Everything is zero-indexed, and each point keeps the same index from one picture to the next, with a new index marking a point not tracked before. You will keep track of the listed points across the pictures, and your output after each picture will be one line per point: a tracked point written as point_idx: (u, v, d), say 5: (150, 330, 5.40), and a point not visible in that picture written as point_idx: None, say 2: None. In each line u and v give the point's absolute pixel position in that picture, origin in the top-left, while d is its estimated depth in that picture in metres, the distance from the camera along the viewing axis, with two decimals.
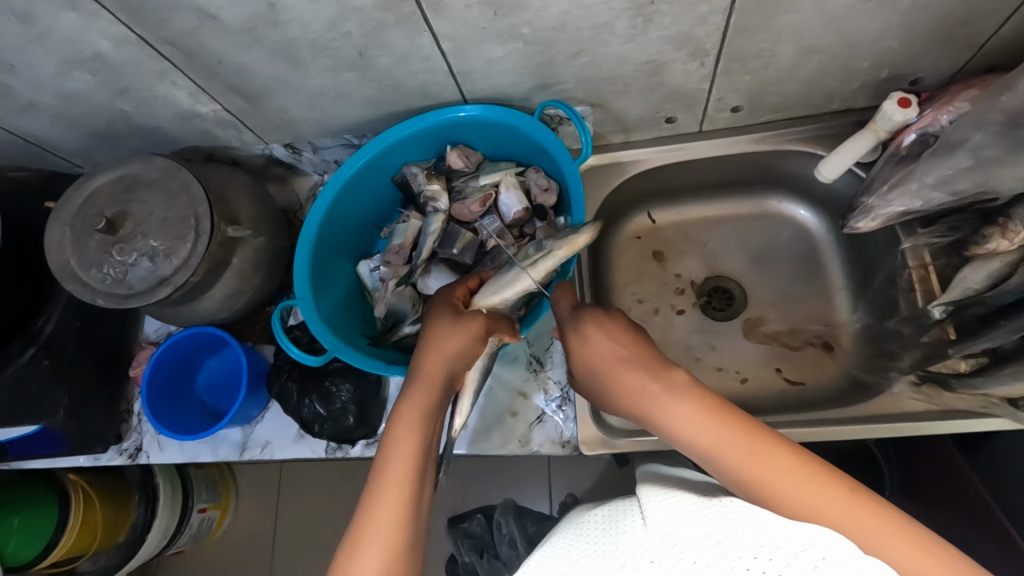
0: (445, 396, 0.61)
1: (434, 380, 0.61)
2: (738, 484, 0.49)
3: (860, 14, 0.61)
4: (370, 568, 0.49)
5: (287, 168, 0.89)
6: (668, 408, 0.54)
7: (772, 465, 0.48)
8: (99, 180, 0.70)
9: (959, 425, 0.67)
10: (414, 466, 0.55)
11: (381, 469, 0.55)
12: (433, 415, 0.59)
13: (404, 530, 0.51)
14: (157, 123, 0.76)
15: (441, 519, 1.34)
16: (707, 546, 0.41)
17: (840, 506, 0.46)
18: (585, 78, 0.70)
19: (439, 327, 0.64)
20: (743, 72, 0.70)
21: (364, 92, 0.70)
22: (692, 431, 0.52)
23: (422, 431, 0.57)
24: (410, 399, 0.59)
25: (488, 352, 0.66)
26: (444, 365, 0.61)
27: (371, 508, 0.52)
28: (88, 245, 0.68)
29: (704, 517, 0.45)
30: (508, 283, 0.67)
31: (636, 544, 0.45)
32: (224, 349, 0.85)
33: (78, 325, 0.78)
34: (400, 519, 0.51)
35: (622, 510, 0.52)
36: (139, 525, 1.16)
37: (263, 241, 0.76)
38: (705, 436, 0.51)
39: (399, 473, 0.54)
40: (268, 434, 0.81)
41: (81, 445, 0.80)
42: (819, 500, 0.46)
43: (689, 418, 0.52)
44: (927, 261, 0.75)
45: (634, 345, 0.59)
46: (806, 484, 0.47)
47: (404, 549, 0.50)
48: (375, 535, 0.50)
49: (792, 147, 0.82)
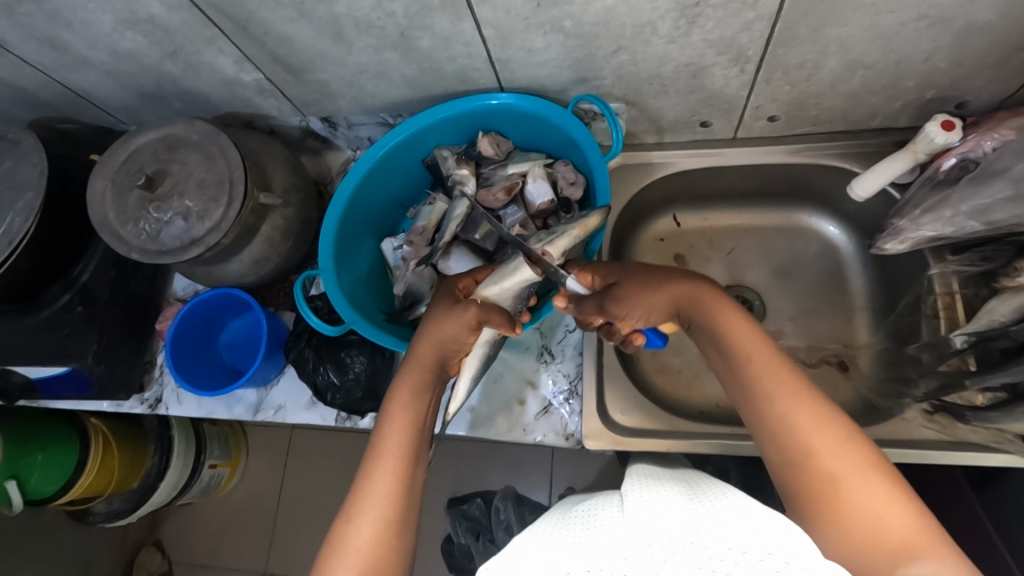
0: (437, 377, 0.63)
1: (428, 362, 0.63)
2: (745, 380, 0.56)
3: (910, 32, 0.60)
4: (367, 534, 0.51)
5: (322, 141, 0.91)
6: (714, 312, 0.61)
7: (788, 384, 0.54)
8: (142, 138, 0.73)
9: (967, 458, 0.67)
10: (407, 443, 0.57)
11: (375, 449, 0.57)
12: (425, 395, 0.61)
13: (398, 504, 0.54)
14: (201, 88, 0.78)
15: (440, 499, 1.37)
16: (677, 544, 0.43)
17: (843, 453, 0.49)
18: (623, 76, 0.70)
19: (444, 316, 0.64)
20: (784, 82, 0.69)
21: (403, 72, 0.71)
22: (733, 335, 0.58)
23: (412, 413, 0.59)
24: (402, 380, 0.62)
25: (485, 339, 0.68)
26: (439, 350, 0.63)
27: (365, 484, 0.55)
28: (128, 201, 0.71)
29: (675, 511, 0.47)
30: (509, 274, 0.67)
31: (608, 534, 0.46)
32: (247, 312, 0.87)
33: (113, 276, 0.82)
34: (394, 493, 0.54)
35: (599, 500, 0.54)
36: (153, 473, 1.22)
37: (293, 211, 0.78)
38: (738, 343, 0.58)
39: (393, 449, 0.57)
40: (283, 399, 0.83)
41: (105, 391, 0.83)
42: (834, 450, 0.49)
43: (730, 324, 0.59)
44: (954, 289, 0.73)
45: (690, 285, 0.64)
46: (805, 407, 0.52)
47: (397, 522, 0.53)
48: (370, 508, 0.53)
49: (827, 161, 0.81)
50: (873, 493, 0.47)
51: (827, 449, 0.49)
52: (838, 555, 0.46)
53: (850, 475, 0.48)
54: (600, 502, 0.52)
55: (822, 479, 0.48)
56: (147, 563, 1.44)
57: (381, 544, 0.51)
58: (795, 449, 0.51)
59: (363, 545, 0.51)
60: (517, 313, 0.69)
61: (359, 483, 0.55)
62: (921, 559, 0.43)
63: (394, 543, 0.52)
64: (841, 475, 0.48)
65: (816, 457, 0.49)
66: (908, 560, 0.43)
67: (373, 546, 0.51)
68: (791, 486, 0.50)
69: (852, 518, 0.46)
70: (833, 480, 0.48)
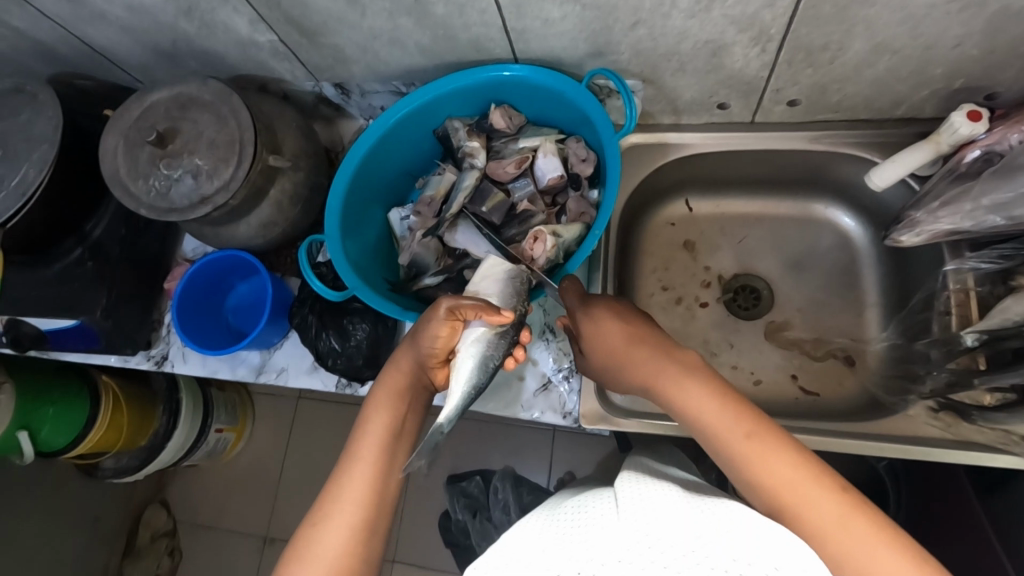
0: (418, 384, 0.64)
1: (405, 367, 0.64)
2: (736, 465, 0.52)
3: (940, 15, 0.58)
4: (336, 541, 0.53)
5: (335, 108, 0.90)
6: (681, 384, 0.57)
7: (774, 454, 0.51)
8: (155, 95, 0.73)
9: (972, 457, 0.65)
10: (381, 447, 0.58)
11: (351, 450, 0.58)
12: (406, 398, 0.62)
13: (369, 511, 0.54)
14: (216, 48, 0.78)
15: (440, 474, 1.38)
16: (680, 551, 0.43)
17: (792, 474, 0.50)
18: (641, 51, 0.68)
19: (424, 318, 0.62)
20: (806, 65, 0.67)
21: (417, 40, 0.71)
22: (665, 378, 0.59)
23: (390, 416, 0.60)
24: (381, 385, 0.63)
25: (479, 336, 0.62)
26: (416, 351, 0.63)
27: (337, 488, 0.56)
28: (138, 157, 0.71)
29: (672, 513, 0.47)
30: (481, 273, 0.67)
31: (600, 530, 0.47)
32: (254, 276, 0.88)
33: (124, 232, 0.83)
34: (364, 500, 0.55)
35: (590, 495, 0.54)
36: (161, 432, 1.25)
37: (302, 175, 0.78)
38: (715, 421, 0.54)
39: (368, 455, 0.57)
40: (285, 362, 0.84)
41: (113, 345, 0.85)
42: (783, 473, 0.50)
43: (706, 399, 0.55)
44: (969, 286, 0.71)
45: (657, 338, 0.62)
46: (802, 483, 0.49)
47: (367, 529, 0.54)
48: (339, 514, 0.54)
49: (846, 150, 0.79)
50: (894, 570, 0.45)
51: (838, 526, 0.47)
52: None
53: (870, 552, 0.46)
54: (592, 497, 0.53)
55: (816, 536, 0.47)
56: (152, 521, 1.48)
57: (346, 549, 0.52)
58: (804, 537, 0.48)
59: (328, 552, 0.52)
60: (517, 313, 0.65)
61: (331, 488, 0.56)
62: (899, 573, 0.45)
63: (361, 549, 0.53)
64: (861, 558, 0.46)
65: (833, 543, 0.47)
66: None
67: (337, 552, 0.52)
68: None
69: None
70: (856, 572, 0.45)
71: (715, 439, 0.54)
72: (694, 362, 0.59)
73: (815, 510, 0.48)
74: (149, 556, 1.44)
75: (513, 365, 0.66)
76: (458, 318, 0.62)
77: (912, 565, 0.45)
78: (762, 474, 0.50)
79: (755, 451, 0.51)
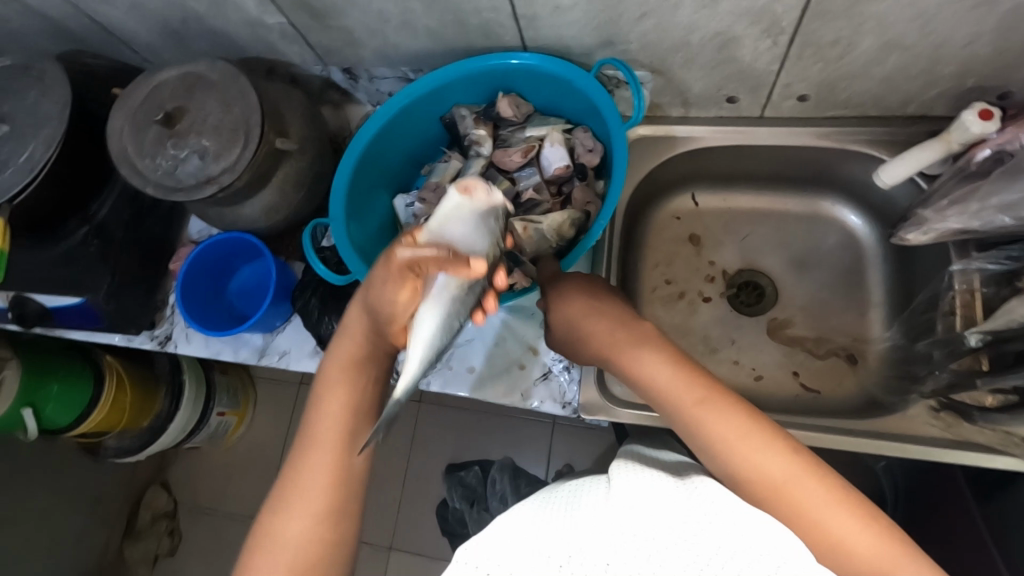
0: (374, 348, 0.61)
1: (358, 336, 0.60)
2: (688, 430, 0.53)
3: (954, 12, 0.58)
4: (299, 523, 0.52)
5: (343, 93, 0.90)
6: (636, 354, 0.57)
7: (728, 418, 0.51)
8: (164, 74, 0.73)
9: (966, 457, 0.66)
10: (339, 425, 0.57)
11: (307, 432, 0.57)
12: (361, 370, 0.60)
13: (332, 494, 0.53)
14: (225, 29, 0.78)
15: (439, 465, 1.39)
16: (663, 543, 0.43)
17: (747, 437, 0.50)
18: (650, 42, 0.68)
19: (380, 277, 0.56)
20: (817, 60, 0.67)
21: (425, 24, 0.70)
22: (622, 347, 0.58)
23: (347, 391, 0.59)
24: (332, 360, 0.60)
25: (444, 295, 0.53)
26: (371, 317, 0.59)
27: (296, 474, 0.54)
28: (145, 136, 0.71)
29: (660, 500, 0.46)
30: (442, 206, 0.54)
31: (588, 518, 0.47)
32: (259, 259, 0.88)
33: (130, 212, 0.84)
34: (325, 483, 0.54)
35: (585, 479, 0.54)
36: (162, 415, 1.26)
37: (309, 159, 0.78)
38: (669, 387, 0.54)
39: (323, 435, 0.56)
40: (287, 346, 0.85)
41: (116, 325, 0.85)
42: (738, 439, 0.50)
43: (659, 365, 0.56)
44: (974, 287, 0.70)
45: (616, 307, 0.62)
46: (754, 445, 0.49)
47: (332, 513, 0.53)
48: (299, 500, 0.53)
49: (855, 147, 0.78)
50: (843, 525, 0.46)
51: (792, 487, 0.47)
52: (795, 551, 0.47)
53: (820, 509, 0.46)
54: (587, 482, 0.53)
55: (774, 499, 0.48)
56: (153, 502, 1.49)
57: (313, 533, 0.52)
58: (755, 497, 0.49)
59: (293, 541, 0.51)
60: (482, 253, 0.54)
61: (290, 470, 0.55)
62: (855, 534, 0.46)
63: (328, 530, 0.52)
64: (809, 515, 0.46)
65: (782, 500, 0.47)
66: (849, 542, 0.45)
67: (304, 539, 0.51)
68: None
69: (829, 555, 0.46)
70: (817, 533, 0.46)
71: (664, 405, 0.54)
72: (648, 333, 0.59)
73: (764, 470, 0.49)
74: (149, 536, 1.46)
75: (482, 314, 0.57)
76: (421, 271, 0.54)
77: (861, 519, 0.46)
78: (711, 437, 0.51)
79: (705, 415, 0.52)
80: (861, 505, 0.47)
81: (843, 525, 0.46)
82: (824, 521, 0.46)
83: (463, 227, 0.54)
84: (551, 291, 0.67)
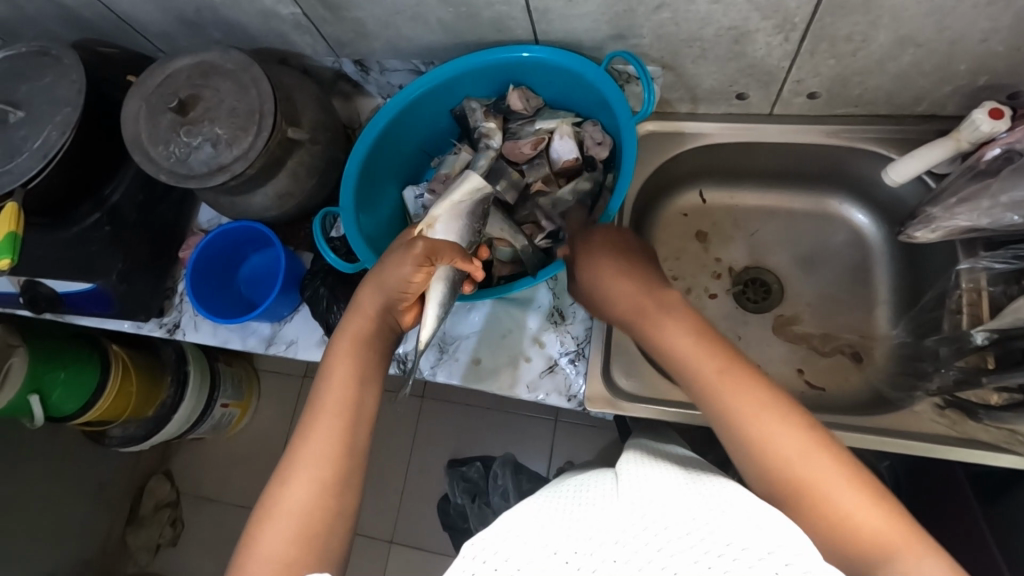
0: (382, 321, 0.63)
1: (369, 311, 0.63)
2: (706, 398, 0.53)
3: (967, 8, 0.58)
4: (303, 489, 0.52)
5: (354, 85, 0.91)
6: (660, 321, 0.58)
7: (746, 391, 0.51)
8: (178, 62, 0.74)
9: (975, 455, 0.66)
10: (346, 397, 0.58)
11: (315, 403, 0.58)
12: (371, 344, 0.62)
13: (338, 463, 0.54)
14: (239, 18, 0.78)
15: (441, 459, 1.39)
16: (674, 533, 0.43)
17: (764, 411, 0.50)
18: (662, 36, 0.68)
19: (394, 257, 0.63)
20: (829, 55, 0.67)
21: (439, 16, 0.71)
22: (649, 310, 0.59)
23: (356, 364, 0.60)
24: (342, 336, 0.62)
25: (443, 279, 0.64)
26: (383, 294, 0.63)
27: (303, 443, 0.55)
28: (159, 123, 0.72)
29: (673, 496, 0.47)
30: (458, 187, 0.70)
31: (598, 510, 0.49)
32: (268, 248, 0.89)
33: (141, 199, 0.85)
34: (330, 452, 0.54)
35: (594, 476, 0.56)
36: (167, 405, 1.26)
37: (320, 149, 0.78)
38: (689, 354, 0.55)
39: (332, 405, 0.57)
40: (295, 335, 0.85)
41: (126, 311, 0.86)
42: (753, 412, 0.50)
43: (680, 329, 0.57)
44: (982, 286, 0.70)
45: (643, 274, 0.63)
46: (769, 420, 0.50)
47: (336, 480, 0.54)
48: (304, 468, 0.54)
49: (864, 145, 0.79)
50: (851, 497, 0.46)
51: (803, 464, 0.48)
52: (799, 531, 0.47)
53: (830, 481, 0.47)
54: (594, 478, 0.55)
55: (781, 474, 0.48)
56: (156, 491, 1.50)
57: (317, 503, 0.52)
58: (766, 463, 0.49)
59: (297, 509, 0.51)
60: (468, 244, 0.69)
61: (297, 440, 0.56)
62: (865, 516, 0.45)
63: (331, 500, 0.53)
64: (816, 484, 0.47)
65: (791, 469, 0.48)
66: (857, 523, 0.45)
67: (308, 508, 0.52)
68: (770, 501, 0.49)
69: (835, 527, 0.46)
70: (824, 510, 0.46)
71: (682, 367, 0.55)
72: (675, 302, 0.59)
73: (777, 443, 0.49)
74: (152, 525, 1.47)
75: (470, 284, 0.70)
76: (431, 260, 0.63)
77: (873, 502, 0.46)
78: (727, 401, 0.51)
79: (724, 384, 0.52)
80: (872, 481, 0.47)
81: (852, 506, 0.46)
82: (833, 492, 0.47)
83: (450, 218, 0.68)
84: (578, 257, 0.68)
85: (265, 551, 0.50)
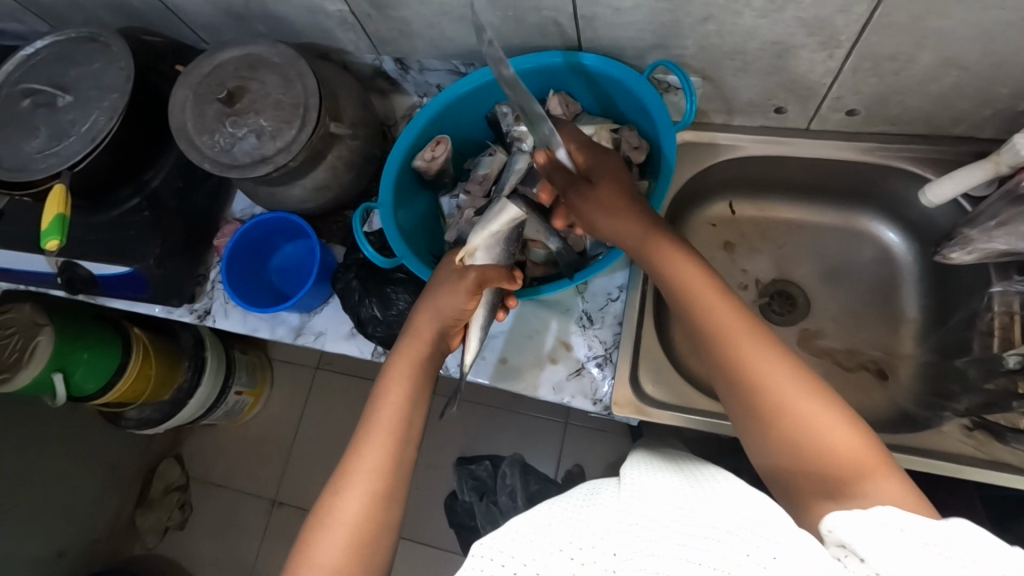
0: (436, 349, 0.65)
1: (425, 336, 0.65)
2: (689, 312, 0.58)
3: (1017, 33, 0.58)
4: (355, 502, 0.54)
5: (392, 83, 0.92)
6: (657, 244, 0.62)
7: (725, 308, 0.56)
8: (227, 54, 0.75)
9: (999, 478, 0.66)
10: (397, 417, 0.59)
11: (368, 421, 0.59)
12: (424, 368, 0.63)
13: (387, 477, 0.56)
14: (286, 13, 0.80)
15: (451, 456, 1.40)
16: (669, 528, 0.43)
17: (740, 325, 0.55)
18: (707, 47, 0.69)
19: (444, 284, 0.67)
20: (872, 74, 0.67)
21: (485, 19, 0.72)
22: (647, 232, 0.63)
23: (409, 386, 0.61)
24: (399, 357, 0.64)
25: (485, 303, 0.69)
26: (439, 322, 0.66)
27: (356, 457, 0.57)
28: (205, 112, 0.73)
29: (672, 494, 0.47)
30: (495, 216, 0.71)
31: (608, 509, 0.47)
32: (301, 239, 0.90)
33: (180, 186, 0.86)
34: (379, 466, 0.56)
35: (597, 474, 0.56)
36: (184, 388, 1.28)
37: (360, 144, 0.79)
38: (676, 271, 0.60)
39: (386, 424, 0.59)
40: (324, 326, 0.86)
41: (160, 295, 0.87)
42: (730, 325, 0.55)
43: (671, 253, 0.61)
44: (1014, 309, 0.72)
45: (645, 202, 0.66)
46: (743, 333, 0.54)
47: (385, 494, 0.55)
48: (357, 481, 0.55)
49: (900, 164, 0.79)
50: (834, 426, 0.49)
51: (769, 373, 0.52)
52: (766, 443, 0.51)
53: (793, 393, 0.50)
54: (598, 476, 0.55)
55: (751, 384, 0.52)
56: (166, 474, 1.51)
57: (368, 515, 0.53)
58: (740, 370, 0.53)
59: (349, 518, 0.53)
60: (506, 265, 0.71)
61: (350, 454, 0.57)
62: (818, 425, 0.49)
63: (379, 513, 0.54)
64: (790, 402, 0.50)
65: (769, 387, 0.51)
66: (813, 432, 0.49)
67: (361, 517, 0.53)
68: (740, 414, 0.53)
69: (800, 439, 0.49)
70: (785, 416, 0.50)
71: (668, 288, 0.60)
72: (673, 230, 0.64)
73: (749, 354, 0.53)
74: (160, 507, 1.48)
75: (503, 313, 0.74)
76: (480, 289, 0.67)
77: (834, 415, 0.49)
78: (712, 313, 0.56)
79: (709, 299, 0.57)
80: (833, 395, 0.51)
81: (816, 417, 0.49)
82: (798, 402, 0.50)
83: (489, 246, 0.69)
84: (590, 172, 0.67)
85: (319, 556, 0.51)
